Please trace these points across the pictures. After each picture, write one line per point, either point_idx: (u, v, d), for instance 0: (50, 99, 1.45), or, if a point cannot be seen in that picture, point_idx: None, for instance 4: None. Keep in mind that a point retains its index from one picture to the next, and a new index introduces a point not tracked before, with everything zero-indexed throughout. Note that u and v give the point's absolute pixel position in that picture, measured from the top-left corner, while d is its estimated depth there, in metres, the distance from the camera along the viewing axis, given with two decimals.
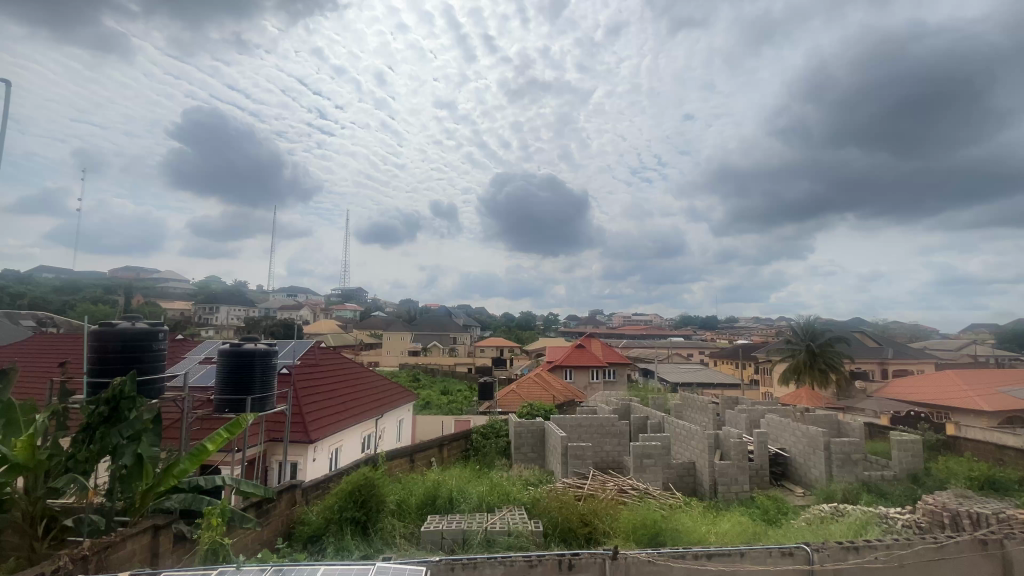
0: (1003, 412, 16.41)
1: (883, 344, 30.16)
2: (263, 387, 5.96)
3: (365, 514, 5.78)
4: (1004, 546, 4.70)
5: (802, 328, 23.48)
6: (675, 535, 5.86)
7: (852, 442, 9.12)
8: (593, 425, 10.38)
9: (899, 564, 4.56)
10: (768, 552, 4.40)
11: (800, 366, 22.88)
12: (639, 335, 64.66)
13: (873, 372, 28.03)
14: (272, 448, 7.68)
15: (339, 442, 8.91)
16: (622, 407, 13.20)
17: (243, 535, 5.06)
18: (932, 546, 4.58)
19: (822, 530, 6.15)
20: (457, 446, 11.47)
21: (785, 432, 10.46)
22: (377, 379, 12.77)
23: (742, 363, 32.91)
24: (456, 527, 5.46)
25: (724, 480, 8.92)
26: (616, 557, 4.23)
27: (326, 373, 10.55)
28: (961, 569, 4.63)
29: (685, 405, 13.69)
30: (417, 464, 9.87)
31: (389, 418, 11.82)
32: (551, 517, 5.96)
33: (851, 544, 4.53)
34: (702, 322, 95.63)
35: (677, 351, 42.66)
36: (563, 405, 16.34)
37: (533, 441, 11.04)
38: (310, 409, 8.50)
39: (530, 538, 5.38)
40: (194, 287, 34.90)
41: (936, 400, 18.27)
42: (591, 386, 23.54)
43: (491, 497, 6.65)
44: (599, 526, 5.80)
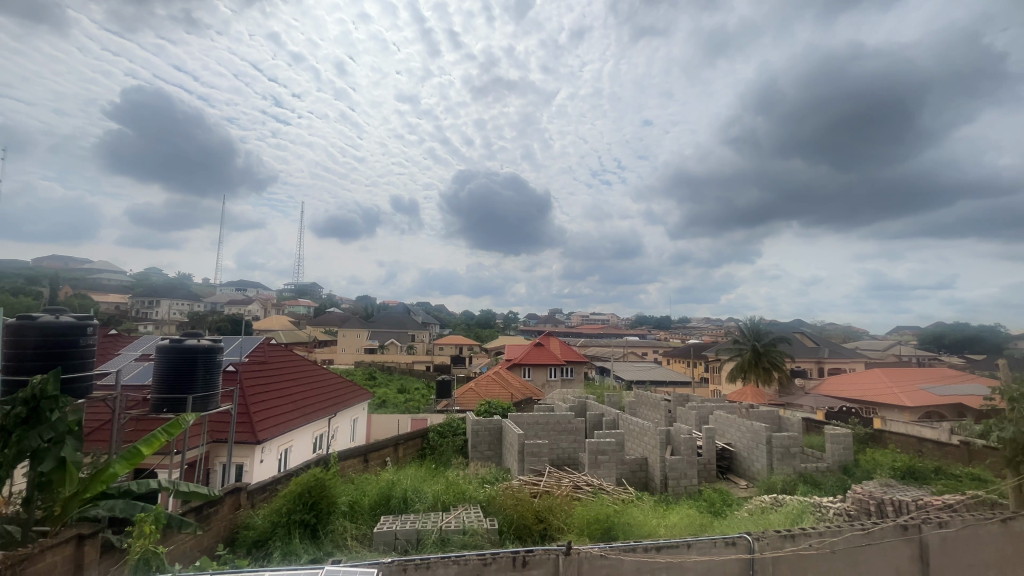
0: (922, 407, 17.84)
1: (821, 343, 32.18)
2: (207, 386, 5.64)
3: (314, 517, 5.58)
4: (922, 531, 5.12)
5: (749, 329, 24.64)
6: (627, 529, 6.00)
7: (791, 436, 9.69)
8: (550, 423, 10.47)
9: (832, 550, 4.85)
10: (712, 542, 4.60)
11: (746, 364, 24.04)
12: (596, 334, 66.11)
13: (811, 371, 29.81)
14: (215, 449, 7.30)
15: (289, 442, 8.56)
16: (579, 404, 13.42)
17: (181, 542, 4.78)
18: (860, 532, 4.93)
19: (763, 520, 6.50)
20: (413, 445, 11.31)
21: (731, 427, 10.95)
22: (331, 377, 12.40)
23: (693, 362, 34.20)
24: (410, 527, 5.37)
25: (674, 474, 9.21)
26: (569, 553, 4.29)
27: (275, 371, 10.11)
28: (885, 554, 4.99)
29: (639, 403, 14.10)
30: (371, 464, 9.65)
31: (343, 417, 11.48)
32: (507, 514, 5.98)
33: (788, 533, 4.78)
34: (657, 321, 98.56)
35: (632, 349, 43.91)
36: (521, 403, 16.40)
37: (490, 440, 11.02)
38: (258, 408, 8.13)
39: (485, 536, 5.37)
40: (132, 280, 32.70)
41: (866, 397, 19.64)
42: (549, 384, 23.78)
43: (446, 496, 6.59)
44: (554, 522, 5.86)
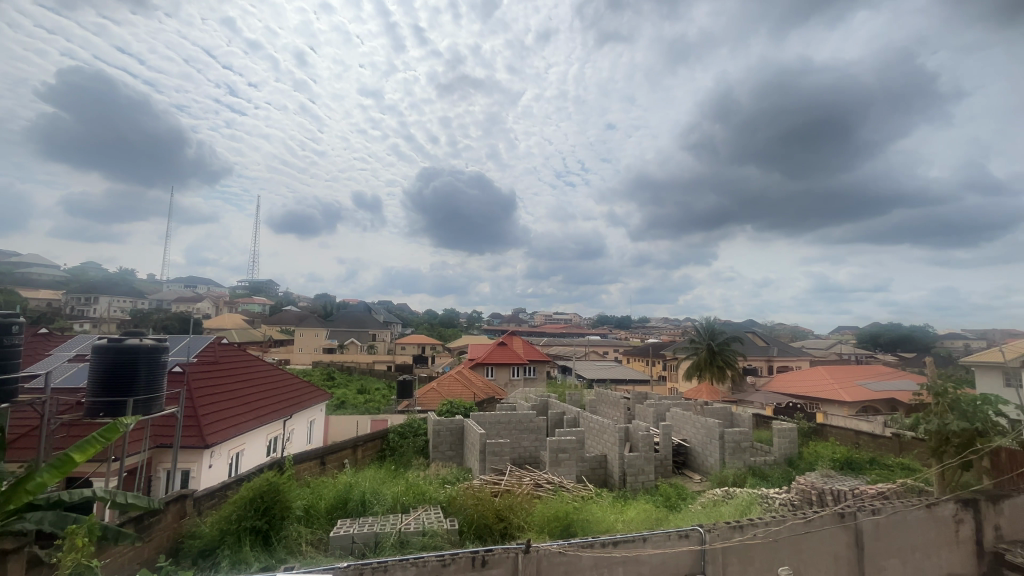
0: (860, 402, 19.05)
1: (770, 342, 33.78)
2: (150, 388, 5.32)
3: (266, 523, 5.37)
4: (857, 518, 5.46)
5: (704, 329, 25.53)
6: (586, 525, 6.09)
7: (742, 432, 10.11)
8: (512, 421, 10.52)
9: (776, 538, 5.09)
10: (667, 536, 4.75)
11: (701, 363, 24.92)
12: (559, 333, 66.90)
13: (761, 368, 31.25)
14: (158, 455, 6.90)
15: (241, 446, 8.20)
16: (541, 403, 13.54)
17: (119, 555, 4.50)
18: (802, 521, 5.21)
19: (714, 512, 6.77)
20: (373, 446, 11.08)
21: (687, 424, 11.32)
22: (286, 377, 11.97)
23: (652, 361, 35.16)
24: (368, 530, 5.26)
25: (632, 470, 9.44)
26: (528, 551, 4.33)
27: (226, 372, 9.65)
28: (824, 540, 5.29)
29: (600, 401, 14.37)
30: (329, 467, 9.39)
31: (300, 419, 11.10)
32: (467, 514, 5.96)
33: (737, 524, 5.00)
34: (618, 321, 100.74)
35: (594, 348, 44.72)
36: (484, 403, 16.35)
37: (451, 440, 10.95)
38: (207, 411, 7.73)
39: (445, 537, 5.34)
40: (66, 275, 30.37)
41: (810, 393, 20.76)
42: (511, 383, 23.85)
43: (406, 497, 6.49)
44: (514, 520, 5.88)
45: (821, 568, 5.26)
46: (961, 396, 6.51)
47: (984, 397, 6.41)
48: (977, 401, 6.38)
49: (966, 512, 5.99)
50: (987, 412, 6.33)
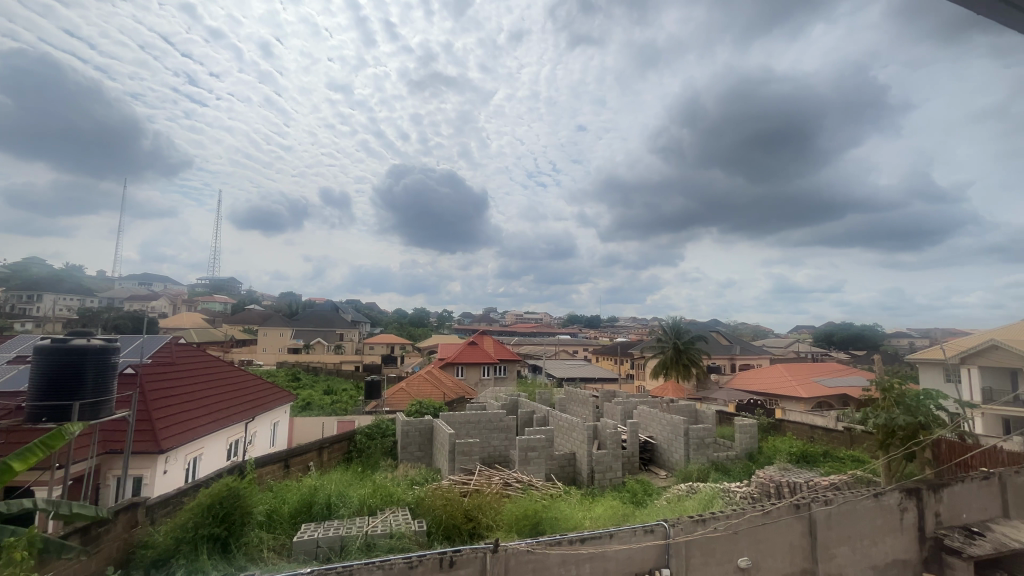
0: (816, 397, 19.94)
1: (733, 341, 34.93)
2: (100, 391, 5.05)
3: (225, 529, 5.17)
4: (811, 509, 5.71)
5: (671, 328, 26.14)
6: (554, 523, 6.14)
7: (705, 428, 10.41)
8: (481, 421, 10.51)
9: (735, 531, 5.27)
10: (632, 531, 4.83)
11: (668, 361, 25.51)
12: (530, 332, 67.25)
13: (724, 366, 32.25)
14: (107, 462, 6.55)
15: (199, 451, 7.87)
16: (510, 402, 13.56)
17: (62, 568, 4.24)
18: (760, 513, 5.41)
19: (679, 507, 6.95)
20: (339, 448, 10.85)
21: (653, 421, 11.56)
22: (248, 377, 11.58)
23: (620, 359, 35.78)
24: (333, 534, 5.15)
25: (600, 468, 9.57)
26: (496, 550, 4.33)
27: (184, 373, 9.25)
28: (781, 530, 5.51)
29: (569, 399, 14.55)
30: (293, 470, 9.13)
31: (263, 421, 10.76)
32: (435, 515, 5.91)
33: (700, 518, 5.14)
34: (587, 321, 101.94)
35: (564, 347, 45.15)
36: (453, 402, 16.25)
37: (420, 440, 10.84)
38: (162, 415, 7.38)
39: (413, 539, 5.28)
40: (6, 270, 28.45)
41: (770, 389, 21.57)
42: (481, 382, 23.79)
43: (373, 499, 6.38)
44: (483, 520, 5.87)
45: (777, 557, 5.47)
46: (905, 391, 6.91)
47: (927, 392, 6.81)
48: (920, 396, 6.78)
49: (910, 501, 6.35)
50: (929, 406, 6.72)
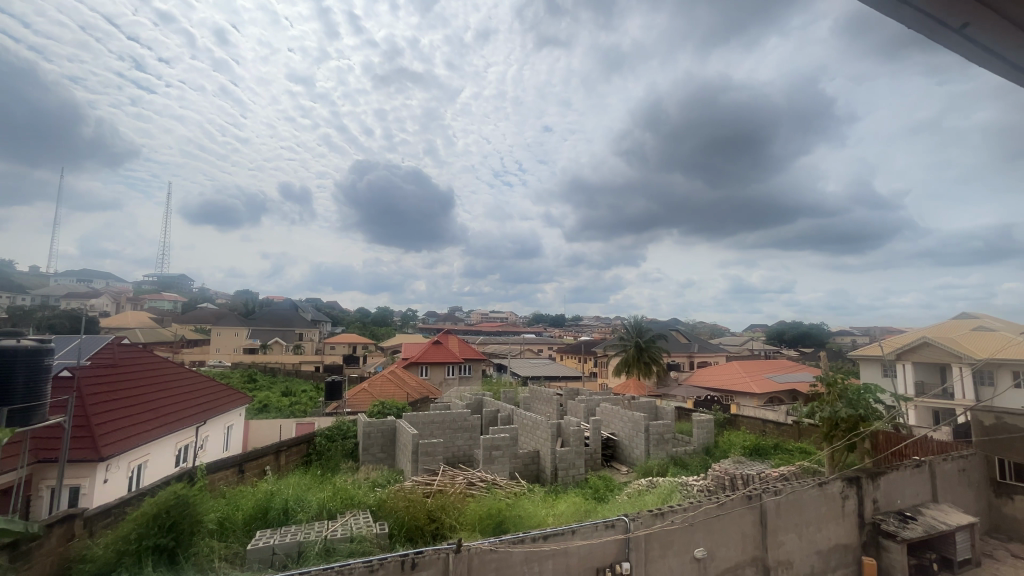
0: (768, 393, 20.86)
1: (691, 339, 36.09)
2: (33, 395, 4.68)
3: (173, 540, 4.90)
4: (762, 499, 5.97)
5: (632, 326, 26.73)
6: (517, 521, 6.17)
7: (665, 424, 10.73)
8: (445, 421, 10.44)
9: (691, 522, 5.44)
10: (594, 527, 4.91)
11: (630, 359, 26.07)
12: (495, 331, 67.29)
13: (683, 364, 33.23)
14: (40, 471, 6.10)
15: (143, 457, 7.44)
16: (475, 402, 13.50)
17: None
18: (715, 505, 5.60)
19: (639, 501, 7.12)
20: (298, 451, 10.52)
21: (615, 418, 11.80)
22: (199, 379, 11.03)
23: (584, 358, 36.31)
24: (290, 540, 4.98)
25: (563, 465, 9.69)
26: (459, 550, 4.31)
27: (127, 376, 8.71)
28: (734, 520, 5.74)
29: (533, 398, 14.66)
30: (248, 475, 8.78)
31: (215, 425, 10.29)
32: (397, 517, 5.82)
33: (659, 511, 5.28)
34: (552, 320, 102.84)
35: (529, 346, 45.40)
36: (417, 403, 16.04)
37: (383, 441, 10.64)
38: (102, 420, 6.92)
39: (374, 542, 5.17)
40: None
41: (726, 386, 22.41)
42: (446, 382, 23.59)
43: (333, 503, 6.21)
44: (446, 520, 5.83)
45: (730, 547, 5.69)
46: (847, 385, 7.34)
47: (866, 387, 7.26)
48: (860, 390, 7.22)
49: (850, 489, 6.75)
50: (869, 399, 7.17)
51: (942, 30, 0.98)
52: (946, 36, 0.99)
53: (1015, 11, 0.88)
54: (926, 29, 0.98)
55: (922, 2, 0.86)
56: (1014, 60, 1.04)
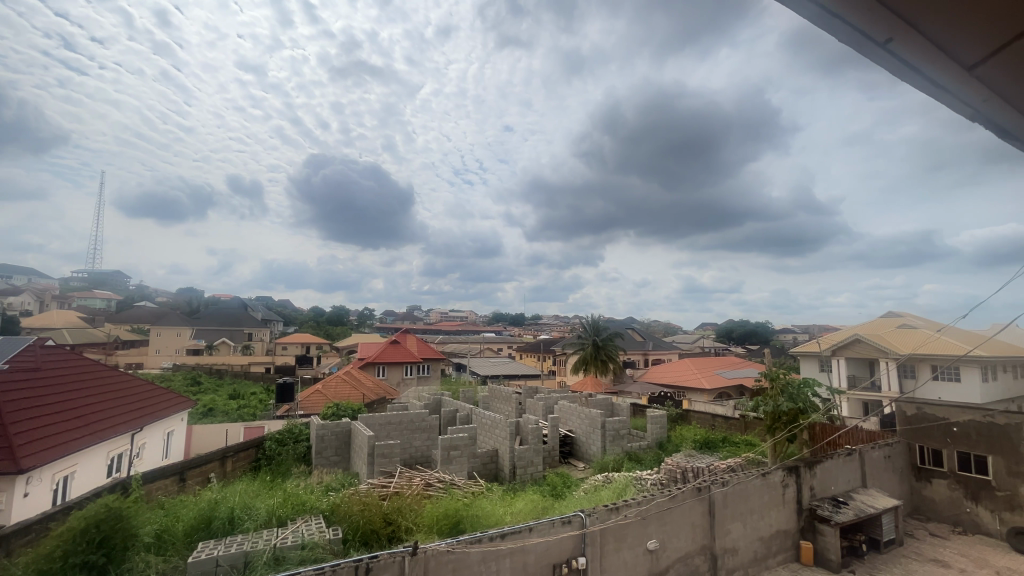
0: (717, 388, 21.78)
1: (646, 338, 37.10)
2: None
3: (104, 555, 4.55)
4: (711, 491, 6.23)
5: (590, 325, 27.21)
6: (475, 521, 6.14)
7: (620, 420, 11.01)
8: (403, 422, 10.28)
9: (645, 516, 5.60)
10: (551, 523, 4.96)
11: (587, 357, 26.53)
12: (454, 330, 66.75)
13: (638, 361, 34.14)
14: None
15: (71, 468, 6.88)
16: (433, 402, 13.36)
17: None
18: (667, 498, 5.80)
19: (595, 497, 7.27)
20: (245, 456, 10.04)
21: (573, 415, 12.00)
22: (137, 382, 10.33)
23: (542, 356, 36.61)
24: (235, 550, 4.74)
25: (521, 463, 9.73)
26: (415, 553, 4.25)
27: (53, 380, 8.04)
28: (684, 512, 5.96)
29: (492, 397, 14.66)
30: (190, 484, 8.30)
31: (154, 431, 9.64)
32: (352, 521, 5.68)
33: (614, 506, 5.40)
34: (512, 319, 103.05)
35: (489, 345, 45.34)
36: (373, 404, 15.67)
37: (337, 444, 10.34)
38: (22, 429, 6.35)
39: (327, 548, 5.02)
40: None
41: (678, 382, 23.24)
42: (404, 382, 23.19)
43: (284, 509, 5.96)
44: (402, 523, 5.73)
45: (681, 537, 5.91)
46: (789, 380, 7.76)
47: (806, 381, 7.72)
48: (800, 385, 7.67)
49: (790, 478, 7.17)
50: (807, 393, 7.64)
51: (870, 44, 1.03)
52: (872, 49, 1.05)
53: (931, 27, 0.94)
54: (855, 42, 1.04)
55: (847, 13, 0.91)
56: (933, 76, 1.11)
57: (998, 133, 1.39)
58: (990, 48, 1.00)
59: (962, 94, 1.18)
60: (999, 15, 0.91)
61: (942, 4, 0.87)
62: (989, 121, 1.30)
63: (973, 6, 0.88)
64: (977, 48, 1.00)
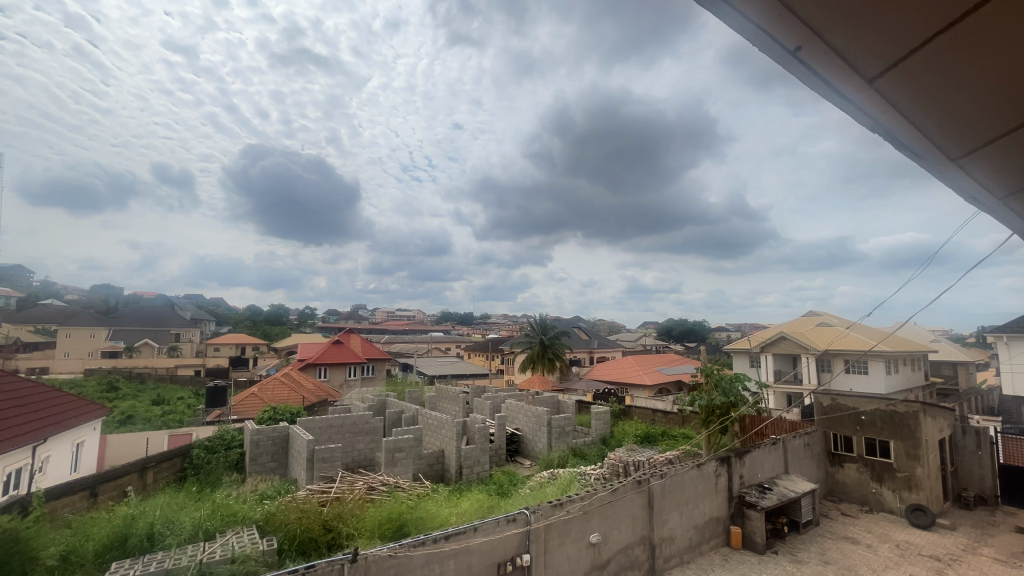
0: (657, 384, 22.73)
1: (591, 337, 38.06)
2: None
3: None
4: (650, 484, 6.48)
5: (538, 324, 27.56)
6: (419, 523, 6.03)
7: (566, 417, 11.25)
8: (345, 425, 9.97)
9: (587, 510, 5.73)
10: (497, 522, 4.96)
11: (534, 356, 26.83)
12: (401, 330, 65.33)
13: (584, 359, 34.92)
14: None
15: None
16: (378, 403, 13.03)
17: None
18: (609, 492, 5.97)
19: (540, 493, 7.36)
20: (169, 467, 9.30)
21: (519, 414, 12.08)
22: (42, 389, 9.31)
23: (490, 355, 36.62)
24: (154, 568, 4.38)
25: (468, 462, 9.67)
26: (356, 559, 4.10)
27: None
28: (625, 504, 6.16)
29: (439, 397, 14.51)
30: (102, 499, 7.57)
31: (60, 442, 8.70)
32: (288, 530, 5.41)
33: (558, 502, 5.48)
34: (460, 318, 102.22)
35: (437, 345, 44.79)
36: (313, 407, 15.03)
37: (274, 449, 9.83)
38: None
39: (261, 560, 4.74)
40: None
41: (621, 378, 24.01)
42: (347, 384, 22.43)
43: (212, 521, 5.57)
44: (344, 529, 5.54)
45: (622, 530, 6.10)
46: (722, 375, 8.24)
47: (737, 376, 8.21)
48: (732, 379, 8.14)
49: (722, 468, 7.60)
50: (738, 387, 8.12)
51: (782, 50, 1.09)
52: (784, 55, 1.11)
53: (837, 38, 1.01)
54: (768, 48, 1.10)
55: (765, 21, 0.97)
56: (840, 87, 1.21)
57: (901, 146, 1.52)
58: (887, 61, 1.09)
59: (868, 106, 1.28)
60: (890, 30, 0.99)
61: (839, 14, 0.94)
62: (887, 134, 1.43)
63: (871, 21, 0.96)
64: (875, 60, 1.09)
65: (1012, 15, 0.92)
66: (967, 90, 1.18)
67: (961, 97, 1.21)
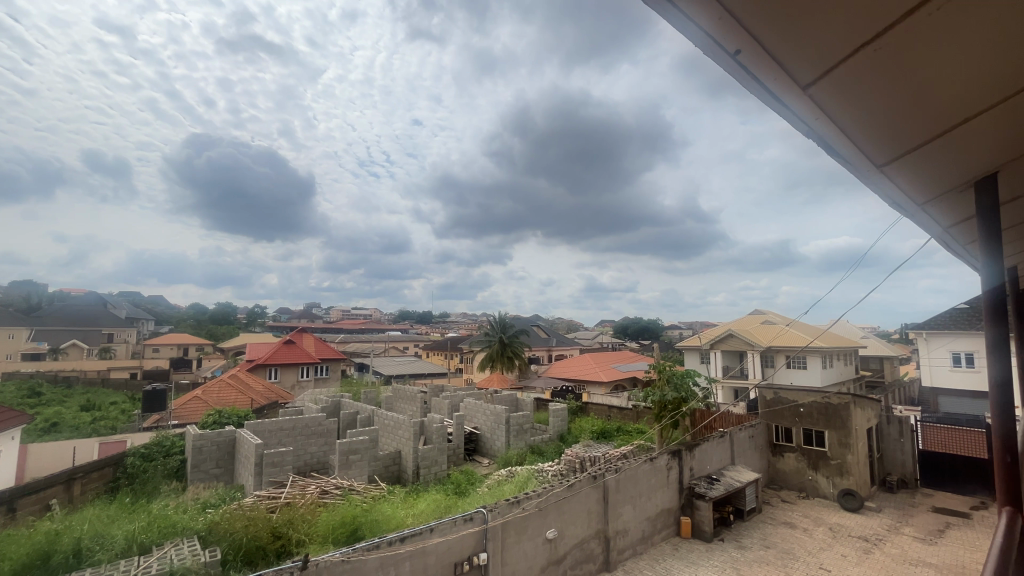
0: (613, 381, 23.26)
1: (550, 336, 38.42)
2: None
3: None
4: (605, 479, 6.61)
5: (497, 323, 27.58)
6: (374, 526, 5.88)
7: (524, 415, 11.31)
8: (296, 427, 9.63)
9: (543, 507, 5.78)
10: (453, 522, 4.93)
11: (494, 354, 26.82)
12: (356, 330, 63.64)
13: (543, 358, 35.25)
14: None
15: None
16: (332, 404, 12.64)
17: None
18: (566, 487, 6.05)
19: (497, 491, 7.38)
20: (99, 478, 8.65)
21: (478, 413, 12.03)
22: None
23: (449, 354, 36.32)
24: None
25: (425, 463, 9.55)
26: (305, 567, 3.96)
27: None
28: (580, 499, 6.26)
29: (396, 397, 14.24)
30: (21, 515, 6.93)
31: None
32: (232, 540, 5.13)
33: (515, 500, 5.50)
34: (418, 317, 100.62)
35: (394, 344, 43.98)
36: (263, 409, 14.39)
37: (218, 455, 9.34)
38: None
39: (201, 572, 4.49)
40: None
41: (579, 376, 24.40)
42: (299, 385, 21.63)
43: (147, 534, 5.19)
44: (294, 536, 5.38)
45: (578, 524, 6.20)
46: (674, 371, 8.54)
47: (687, 372, 8.55)
48: (683, 376, 8.46)
49: (674, 461, 7.88)
50: (689, 383, 8.44)
51: (724, 54, 1.14)
52: (728, 60, 1.16)
53: (774, 45, 1.06)
54: (712, 51, 1.14)
55: (709, 25, 1.00)
56: (779, 92, 1.27)
57: (839, 152, 1.60)
58: (822, 70, 1.15)
59: (808, 111, 1.35)
60: (823, 39, 1.05)
61: (776, 19, 0.98)
62: (824, 140, 1.52)
63: (806, 29, 1.01)
64: (811, 67, 1.15)
65: (933, 28, 0.99)
66: (896, 100, 1.27)
67: (889, 107, 1.30)
